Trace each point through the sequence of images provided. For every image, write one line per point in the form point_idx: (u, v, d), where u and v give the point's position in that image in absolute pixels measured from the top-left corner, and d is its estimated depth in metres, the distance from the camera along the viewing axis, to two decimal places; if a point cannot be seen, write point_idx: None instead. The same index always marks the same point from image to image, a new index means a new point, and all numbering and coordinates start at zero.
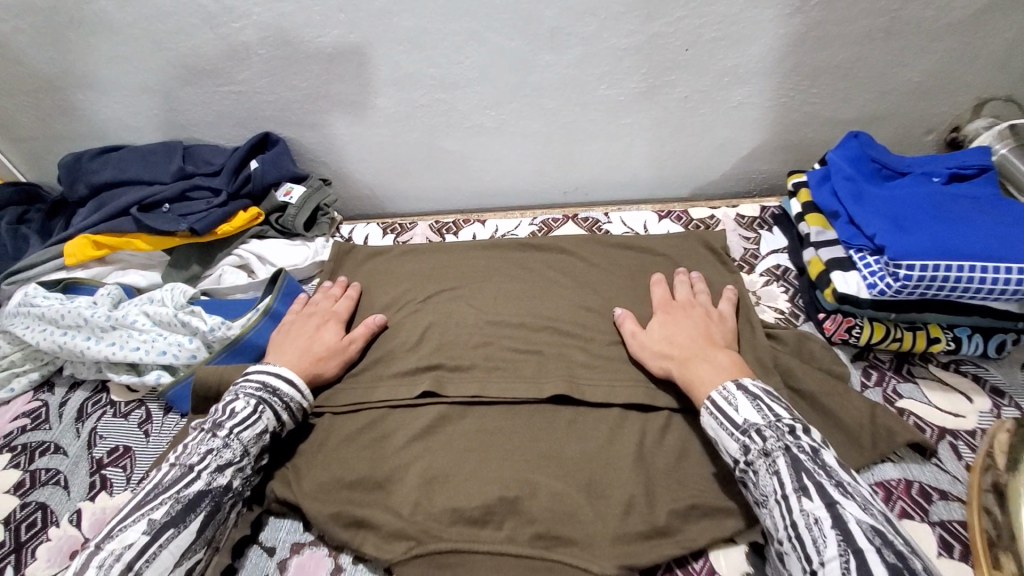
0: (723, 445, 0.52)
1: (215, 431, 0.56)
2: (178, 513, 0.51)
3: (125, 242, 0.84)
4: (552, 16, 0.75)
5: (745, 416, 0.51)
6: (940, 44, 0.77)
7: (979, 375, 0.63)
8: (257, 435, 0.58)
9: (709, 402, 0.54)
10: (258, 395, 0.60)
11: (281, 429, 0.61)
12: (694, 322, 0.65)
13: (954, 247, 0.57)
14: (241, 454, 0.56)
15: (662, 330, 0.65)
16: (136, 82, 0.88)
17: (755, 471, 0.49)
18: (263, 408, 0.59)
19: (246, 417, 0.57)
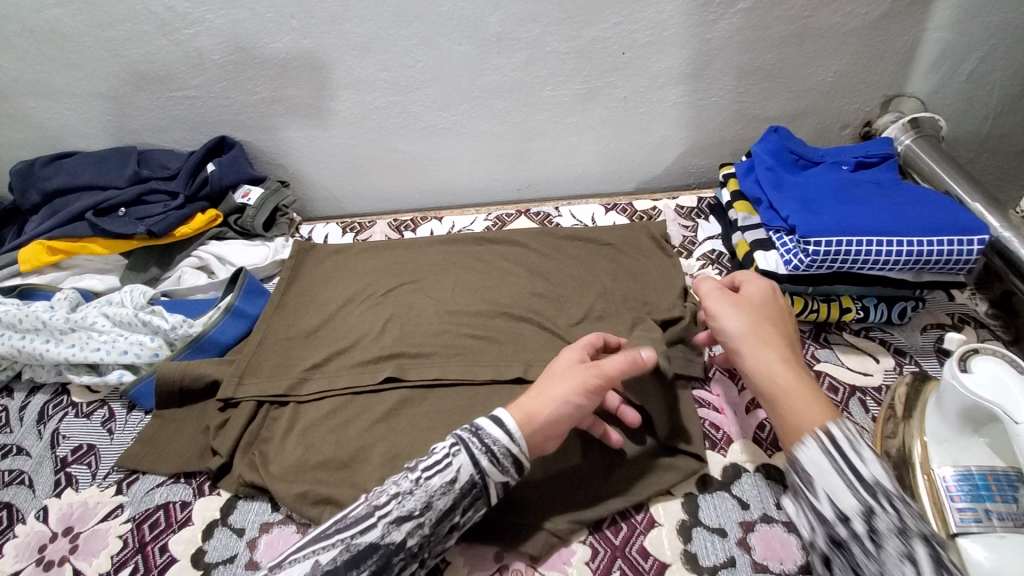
0: (833, 496, 0.41)
1: (408, 472, 0.50)
2: (342, 564, 0.45)
3: (81, 246, 0.85)
4: (497, 22, 0.80)
5: (873, 472, 0.41)
6: (847, 47, 0.86)
7: (885, 339, 0.72)
8: (445, 485, 0.48)
9: (828, 440, 0.43)
10: (461, 435, 0.51)
11: (484, 479, 0.50)
12: (780, 335, 0.53)
13: (854, 225, 0.65)
14: (423, 506, 0.48)
15: (739, 323, 0.53)
16: (87, 88, 0.88)
17: (879, 545, 0.38)
18: (459, 450, 0.50)
19: (438, 461, 0.49)
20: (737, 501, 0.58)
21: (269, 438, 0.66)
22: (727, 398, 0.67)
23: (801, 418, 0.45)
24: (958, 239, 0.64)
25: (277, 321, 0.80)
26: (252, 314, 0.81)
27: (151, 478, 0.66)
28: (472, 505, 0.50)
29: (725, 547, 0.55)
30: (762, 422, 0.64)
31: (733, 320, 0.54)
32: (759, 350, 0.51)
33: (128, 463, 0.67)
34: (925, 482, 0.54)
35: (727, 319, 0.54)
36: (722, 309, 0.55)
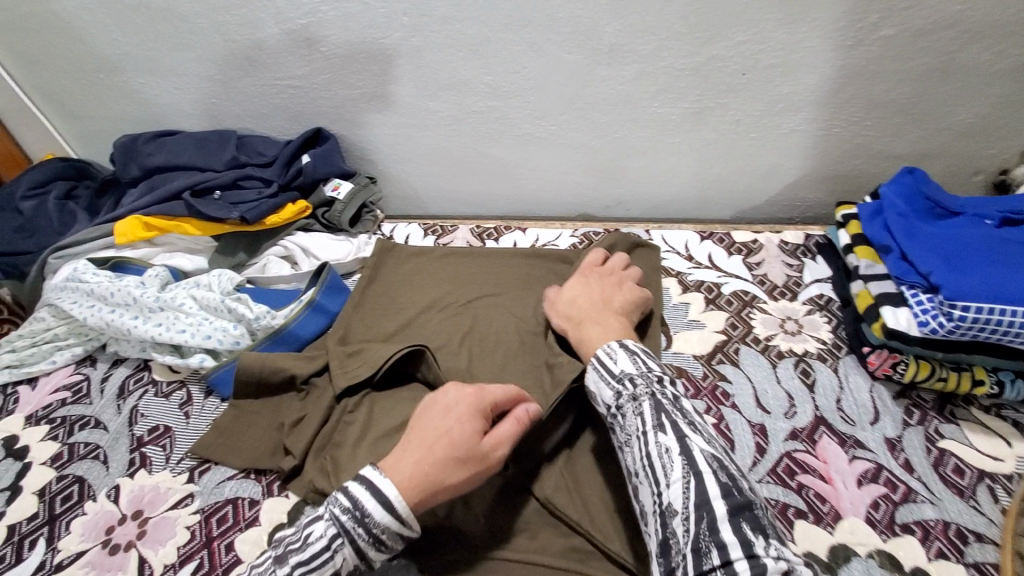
0: (598, 395, 0.53)
1: (279, 565, 0.47)
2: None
3: (175, 225, 0.87)
4: (611, 33, 0.76)
5: (623, 366, 0.52)
6: (1002, 86, 0.77)
7: (1020, 421, 0.63)
8: None
9: (594, 358, 0.55)
10: (342, 525, 0.48)
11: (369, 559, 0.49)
12: (596, 300, 0.66)
13: (1011, 293, 0.57)
14: None
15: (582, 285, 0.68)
16: (196, 70, 0.90)
17: (623, 413, 0.50)
18: (342, 543, 0.48)
19: (313, 556, 0.47)
20: None
21: (342, 443, 0.65)
22: (834, 466, 0.60)
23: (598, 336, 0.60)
24: None
25: (355, 320, 0.78)
26: (332, 311, 0.80)
27: (222, 469, 0.66)
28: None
29: None
30: (876, 500, 0.57)
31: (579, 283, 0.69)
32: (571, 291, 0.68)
33: (201, 451, 0.67)
34: None
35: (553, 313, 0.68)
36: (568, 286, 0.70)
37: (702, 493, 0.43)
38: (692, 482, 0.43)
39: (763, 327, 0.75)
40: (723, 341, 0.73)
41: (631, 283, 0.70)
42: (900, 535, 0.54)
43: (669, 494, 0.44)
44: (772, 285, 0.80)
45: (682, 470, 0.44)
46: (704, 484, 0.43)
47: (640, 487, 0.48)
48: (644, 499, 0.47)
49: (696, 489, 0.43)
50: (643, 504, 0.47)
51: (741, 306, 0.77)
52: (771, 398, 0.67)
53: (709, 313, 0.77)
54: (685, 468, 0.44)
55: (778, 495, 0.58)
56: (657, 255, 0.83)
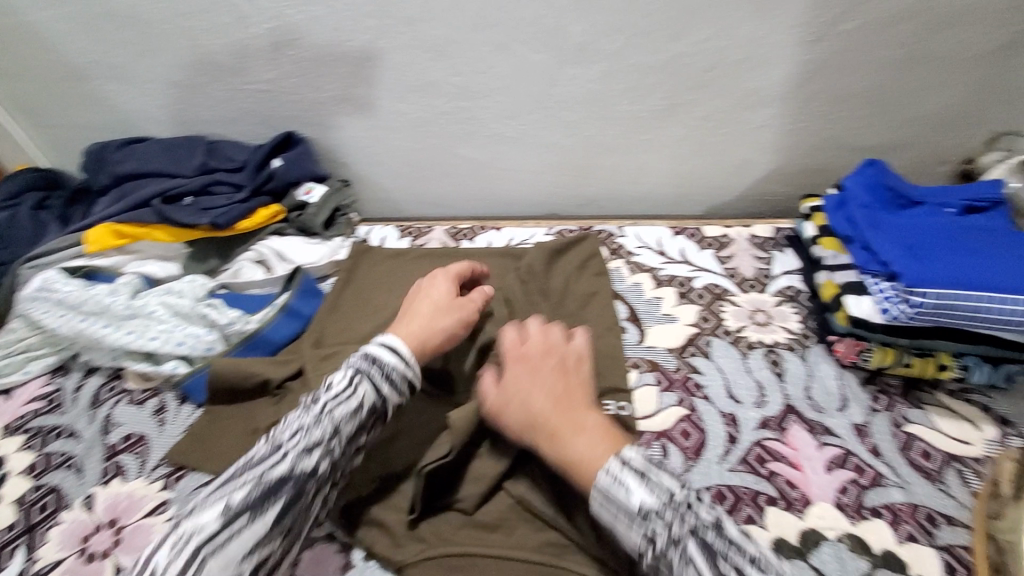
0: (622, 538, 0.44)
1: (309, 407, 0.52)
2: (258, 497, 0.46)
3: (148, 232, 0.86)
4: (578, 32, 0.76)
5: (638, 498, 0.43)
6: (959, 77, 0.79)
7: (988, 405, 0.64)
8: (352, 413, 0.51)
9: (596, 492, 0.45)
10: (357, 366, 0.54)
11: (384, 404, 0.54)
12: (550, 394, 0.53)
13: (968, 278, 0.58)
14: (332, 433, 0.50)
15: (522, 377, 0.55)
16: (164, 76, 0.89)
17: (667, 565, 0.41)
18: (359, 380, 0.53)
19: (340, 389, 0.52)
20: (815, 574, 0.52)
21: None
22: (802, 453, 0.61)
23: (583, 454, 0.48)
24: None
25: (329, 324, 0.78)
26: (306, 314, 0.79)
27: (198, 475, 0.66)
28: (372, 429, 0.54)
29: None
30: (844, 484, 0.58)
31: (517, 372, 0.56)
32: (514, 392, 0.55)
33: (177, 458, 0.67)
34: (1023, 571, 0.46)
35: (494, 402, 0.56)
36: (506, 381, 0.56)
37: None
38: None
39: (733, 320, 0.76)
40: (695, 334, 0.74)
41: (563, 345, 0.59)
42: (869, 518, 0.55)
43: None
44: (742, 278, 0.81)
45: None
46: None
47: None
48: None
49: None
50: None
51: (712, 300, 0.79)
52: (741, 387, 0.68)
53: (681, 307, 0.78)
54: None
55: (750, 483, 0.59)
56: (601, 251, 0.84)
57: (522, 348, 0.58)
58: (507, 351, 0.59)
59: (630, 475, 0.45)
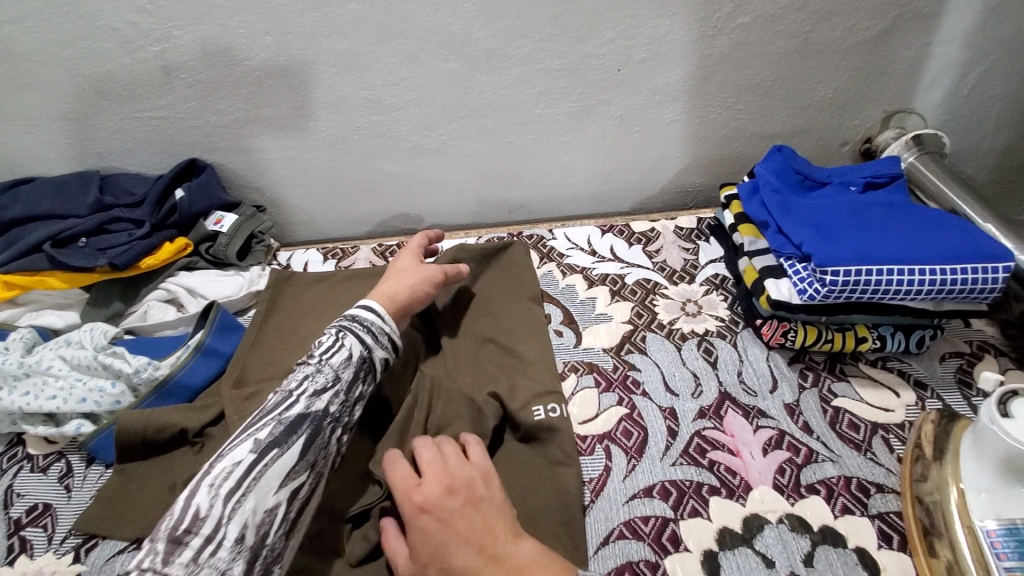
0: None
1: (307, 360, 0.56)
2: (281, 434, 0.50)
3: (38, 280, 0.78)
4: (485, 38, 0.75)
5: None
6: (849, 62, 0.83)
7: (903, 370, 0.67)
8: (346, 360, 0.56)
9: None
10: (340, 325, 0.60)
11: (374, 354, 0.59)
12: (466, 545, 0.46)
13: (873, 253, 0.61)
14: (334, 378, 0.55)
15: (427, 526, 0.48)
16: (43, 110, 0.81)
17: None
18: (345, 335, 0.58)
19: (330, 341, 0.57)
20: (761, 559, 0.53)
21: None
22: (740, 439, 0.62)
23: None
24: (983, 267, 0.59)
25: (252, 360, 0.73)
26: (225, 352, 0.74)
27: (112, 543, 0.60)
28: (369, 379, 0.58)
29: None
30: (781, 465, 0.59)
31: (421, 523, 0.48)
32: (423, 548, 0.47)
33: (86, 527, 0.61)
34: (965, 535, 0.49)
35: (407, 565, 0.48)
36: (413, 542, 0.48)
37: None
38: None
39: (665, 313, 0.76)
40: (630, 330, 0.75)
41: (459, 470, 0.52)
42: (807, 496, 0.57)
43: None
44: (671, 270, 0.82)
45: None
46: None
47: None
48: None
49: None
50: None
51: (644, 295, 0.79)
52: (678, 379, 0.68)
53: (615, 305, 0.78)
54: None
55: (692, 475, 0.59)
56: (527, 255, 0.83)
57: (420, 483, 0.51)
58: (404, 503, 0.50)
59: None
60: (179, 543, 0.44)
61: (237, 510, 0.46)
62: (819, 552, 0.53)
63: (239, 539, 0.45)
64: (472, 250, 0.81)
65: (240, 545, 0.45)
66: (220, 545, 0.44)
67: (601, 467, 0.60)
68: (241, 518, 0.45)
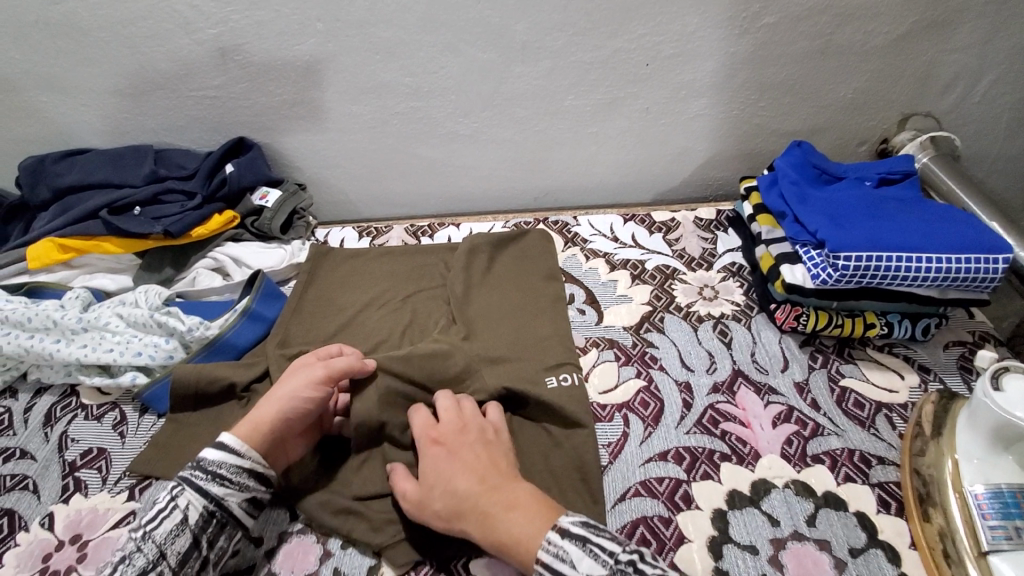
0: None
1: (133, 535, 0.50)
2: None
3: (95, 244, 0.84)
4: (522, 31, 0.80)
5: (585, 569, 0.44)
6: (869, 64, 0.86)
7: (909, 356, 0.71)
8: (174, 527, 0.50)
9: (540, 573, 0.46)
10: (179, 480, 0.53)
11: (222, 507, 0.53)
12: (472, 473, 0.53)
13: (884, 241, 0.64)
14: (156, 556, 0.49)
15: (436, 458, 0.55)
16: (105, 85, 0.87)
17: None
18: (182, 493, 0.52)
19: (160, 510, 0.51)
20: (766, 518, 0.57)
21: None
22: (752, 412, 0.66)
23: (511, 528, 0.49)
24: (985, 258, 0.63)
25: (293, 325, 0.78)
26: (269, 317, 0.79)
27: (164, 484, 0.65)
28: (220, 536, 0.53)
29: (757, 566, 0.53)
30: (789, 437, 0.63)
31: (435, 455, 0.56)
32: (430, 470, 0.55)
33: (141, 468, 0.66)
34: (957, 500, 0.54)
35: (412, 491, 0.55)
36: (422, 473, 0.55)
37: None
38: None
39: (683, 297, 0.80)
40: (649, 311, 0.79)
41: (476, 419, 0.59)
42: (812, 465, 0.61)
43: None
44: (690, 257, 0.86)
45: None
46: None
47: None
48: None
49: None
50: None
51: (663, 279, 0.83)
52: (694, 357, 0.72)
53: (635, 287, 0.82)
54: None
55: (705, 443, 0.63)
56: (551, 240, 0.88)
57: (440, 423, 0.59)
58: (421, 437, 0.58)
59: (571, 546, 0.46)
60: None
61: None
62: (820, 515, 0.57)
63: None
64: (488, 236, 0.86)
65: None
66: None
67: (619, 432, 0.65)
68: None
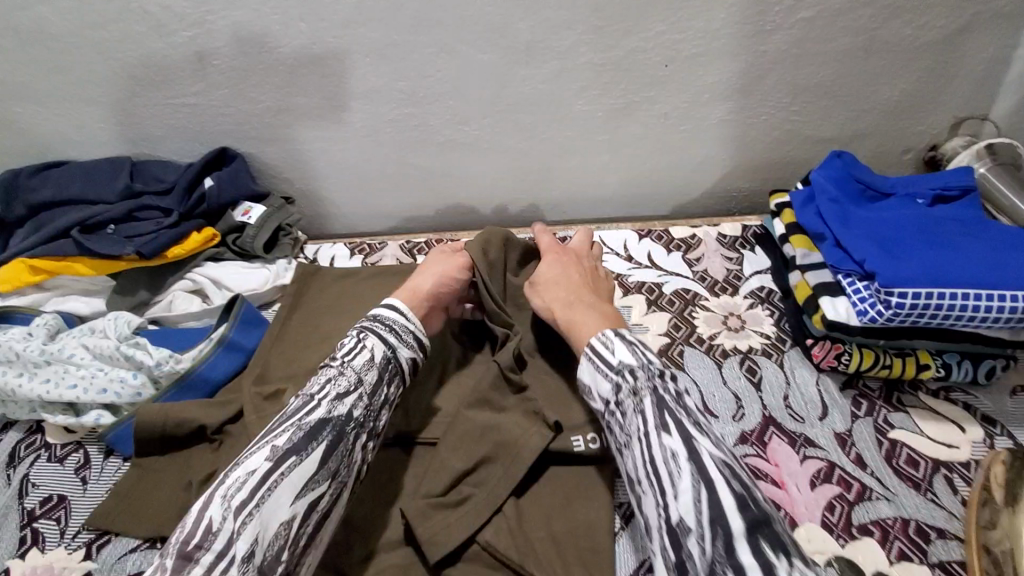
0: (596, 389, 0.52)
1: (329, 362, 0.54)
2: (301, 440, 0.47)
3: (65, 265, 0.78)
4: (526, 29, 0.71)
5: (621, 358, 0.51)
6: (920, 62, 0.76)
7: (969, 403, 0.61)
8: (369, 361, 0.54)
9: (588, 349, 0.54)
10: (362, 325, 0.58)
11: (396, 356, 0.57)
12: (572, 287, 0.64)
13: (946, 275, 0.55)
14: (357, 381, 0.53)
15: (552, 262, 0.68)
16: (79, 93, 0.81)
17: (623, 411, 0.49)
18: (366, 334, 0.56)
19: (350, 342, 0.55)
20: None
21: None
22: (786, 469, 0.57)
23: (583, 324, 0.58)
24: None
25: (274, 355, 0.71)
26: (248, 347, 0.73)
27: (125, 541, 0.58)
28: (393, 382, 0.56)
29: None
30: (830, 502, 0.54)
31: (553, 260, 0.69)
32: (552, 266, 0.67)
33: (100, 522, 0.59)
34: None
35: (536, 295, 0.66)
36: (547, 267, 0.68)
37: (715, 507, 0.41)
38: (703, 493, 0.42)
39: (705, 326, 0.72)
40: (667, 344, 0.70)
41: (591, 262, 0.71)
42: (859, 537, 0.52)
43: (677, 506, 0.43)
44: (713, 280, 0.77)
45: (691, 481, 0.43)
46: (715, 495, 0.42)
47: (644, 496, 0.46)
48: (645, 504, 0.46)
49: (709, 501, 0.42)
50: (648, 516, 0.45)
51: (683, 306, 0.75)
52: (718, 400, 0.64)
53: (651, 315, 0.74)
54: (695, 478, 0.43)
55: None
56: None
57: (570, 251, 0.71)
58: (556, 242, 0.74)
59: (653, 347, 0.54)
60: (188, 560, 0.41)
61: (249, 523, 0.43)
62: None
63: (248, 557, 0.42)
64: None
65: (248, 563, 0.42)
66: (231, 562, 0.41)
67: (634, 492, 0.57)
68: (253, 532, 0.43)
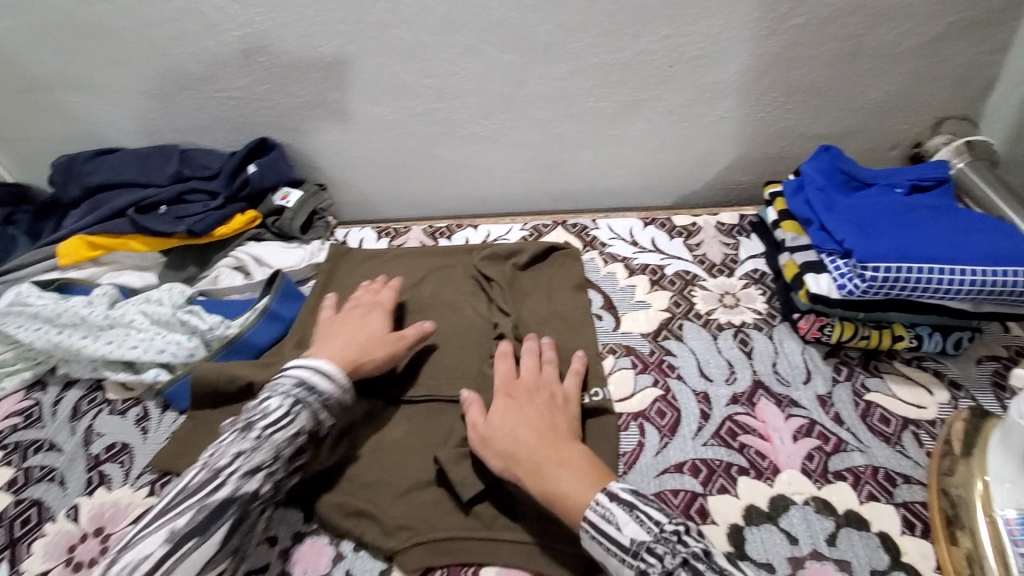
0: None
1: (246, 432, 0.54)
2: (201, 523, 0.50)
3: (122, 242, 0.86)
4: (543, 33, 0.79)
5: (632, 534, 0.47)
6: (904, 66, 0.83)
7: (938, 370, 0.68)
8: (290, 438, 0.55)
9: (586, 525, 0.49)
10: (294, 395, 0.57)
11: (319, 428, 0.58)
12: (538, 431, 0.56)
13: (915, 252, 0.62)
14: (271, 458, 0.54)
15: (505, 406, 0.59)
16: (134, 86, 0.89)
17: None
18: (297, 411, 0.56)
19: (277, 418, 0.55)
20: (784, 536, 0.56)
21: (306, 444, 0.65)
22: (771, 426, 0.64)
23: (573, 493, 0.51)
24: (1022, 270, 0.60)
25: (312, 324, 0.79)
26: (287, 317, 0.80)
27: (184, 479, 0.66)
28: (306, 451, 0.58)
29: None
30: (810, 452, 0.61)
31: (501, 403, 0.60)
32: (502, 416, 0.58)
33: (162, 464, 0.67)
34: (987, 526, 0.51)
35: (489, 451, 0.57)
36: (496, 416, 0.59)
37: None
38: None
39: (703, 303, 0.79)
40: (668, 318, 0.77)
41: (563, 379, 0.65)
42: (833, 482, 0.59)
43: None
44: (711, 263, 0.84)
45: None
46: None
47: None
48: None
49: None
50: None
51: (683, 285, 0.82)
52: (712, 366, 0.71)
53: (655, 293, 0.81)
54: None
55: (722, 455, 0.62)
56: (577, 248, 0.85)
57: (526, 374, 0.64)
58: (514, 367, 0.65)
59: (647, 495, 0.51)
60: None
61: None
62: (841, 534, 0.55)
63: None
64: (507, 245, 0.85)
65: None
66: None
67: (634, 442, 0.64)
68: None
